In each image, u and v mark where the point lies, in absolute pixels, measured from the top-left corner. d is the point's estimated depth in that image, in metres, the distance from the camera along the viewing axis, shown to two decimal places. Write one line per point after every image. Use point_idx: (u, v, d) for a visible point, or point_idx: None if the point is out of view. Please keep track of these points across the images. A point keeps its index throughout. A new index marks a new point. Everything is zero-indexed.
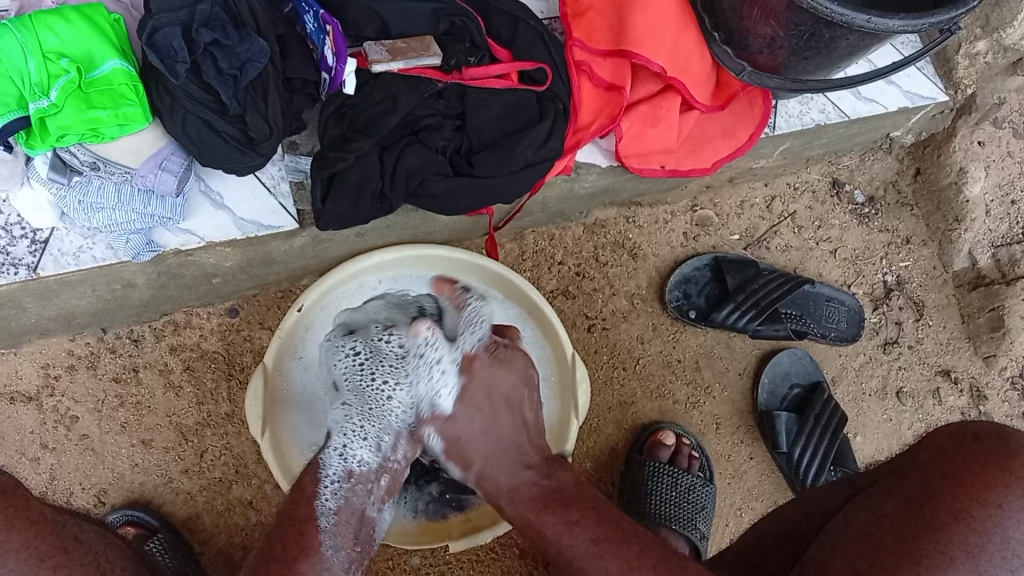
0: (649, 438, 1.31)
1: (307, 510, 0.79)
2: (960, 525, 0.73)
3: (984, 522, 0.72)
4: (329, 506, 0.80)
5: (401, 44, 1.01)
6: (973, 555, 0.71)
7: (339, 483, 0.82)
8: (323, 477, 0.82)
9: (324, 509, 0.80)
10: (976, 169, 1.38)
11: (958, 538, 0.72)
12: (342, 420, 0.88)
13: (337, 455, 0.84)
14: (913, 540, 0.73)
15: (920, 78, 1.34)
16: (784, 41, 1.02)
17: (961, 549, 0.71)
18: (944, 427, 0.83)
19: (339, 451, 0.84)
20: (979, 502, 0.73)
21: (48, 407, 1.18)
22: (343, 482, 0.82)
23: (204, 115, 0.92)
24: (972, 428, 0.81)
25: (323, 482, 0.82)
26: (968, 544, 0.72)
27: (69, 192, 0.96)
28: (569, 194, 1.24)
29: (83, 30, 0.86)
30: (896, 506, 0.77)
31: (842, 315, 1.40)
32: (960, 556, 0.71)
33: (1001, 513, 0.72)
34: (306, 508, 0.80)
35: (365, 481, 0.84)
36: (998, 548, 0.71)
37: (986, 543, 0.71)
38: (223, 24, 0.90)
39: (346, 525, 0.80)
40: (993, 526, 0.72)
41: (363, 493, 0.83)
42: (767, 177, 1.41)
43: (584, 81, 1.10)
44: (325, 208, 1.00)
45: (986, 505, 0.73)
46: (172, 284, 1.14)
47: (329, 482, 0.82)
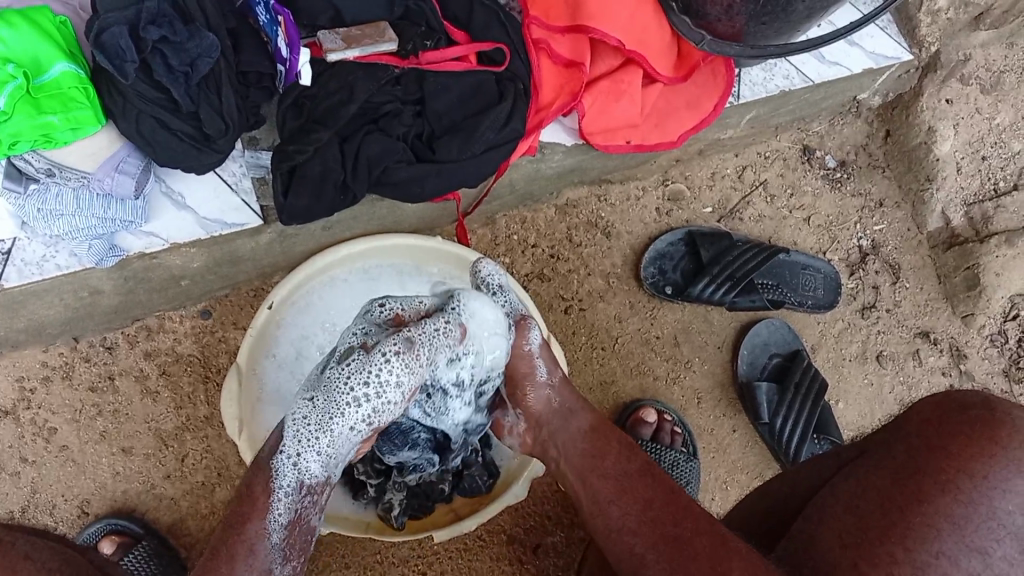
0: (631, 416, 1.31)
1: (258, 527, 0.79)
2: (947, 496, 0.71)
3: (971, 494, 0.71)
4: (281, 522, 0.81)
5: (355, 32, 1.00)
6: (960, 527, 0.69)
7: (293, 496, 0.82)
8: (276, 489, 0.81)
9: (276, 525, 0.80)
10: (946, 127, 1.38)
11: (945, 510, 0.70)
12: (297, 419, 0.83)
13: (291, 464, 0.82)
14: (901, 514, 0.71)
15: (883, 38, 1.33)
16: (741, 8, 1.01)
17: (947, 521, 0.70)
18: (932, 397, 0.80)
19: (296, 459, 0.82)
20: (965, 473, 0.71)
21: (25, 420, 1.17)
22: (294, 494, 0.82)
23: (158, 114, 0.91)
24: (957, 399, 0.78)
25: (276, 494, 0.81)
26: (953, 516, 0.70)
27: (27, 201, 0.95)
28: (536, 175, 1.23)
29: (28, 34, 0.84)
30: (883, 479, 0.75)
31: (819, 282, 1.40)
32: (947, 528, 0.69)
33: (986, 484, 0.71)
34: (257, 525, 0.79)
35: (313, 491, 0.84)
36: (984, 519, 0.70)
37: (971, 514, 0.70)
38: (170, 20, 0.88)
39: (292, 543, 0.82)
40: (979, 498, 0.70)
41: (311, 503, 0.84)
42: (737, 148, 1.41)
43: (543, 59, 1.09)
44: (287, 202, 0.99)
45: (973, 478, 0.71)
46: (141, 288, 1.13)
47: (282, 496, 0.81)
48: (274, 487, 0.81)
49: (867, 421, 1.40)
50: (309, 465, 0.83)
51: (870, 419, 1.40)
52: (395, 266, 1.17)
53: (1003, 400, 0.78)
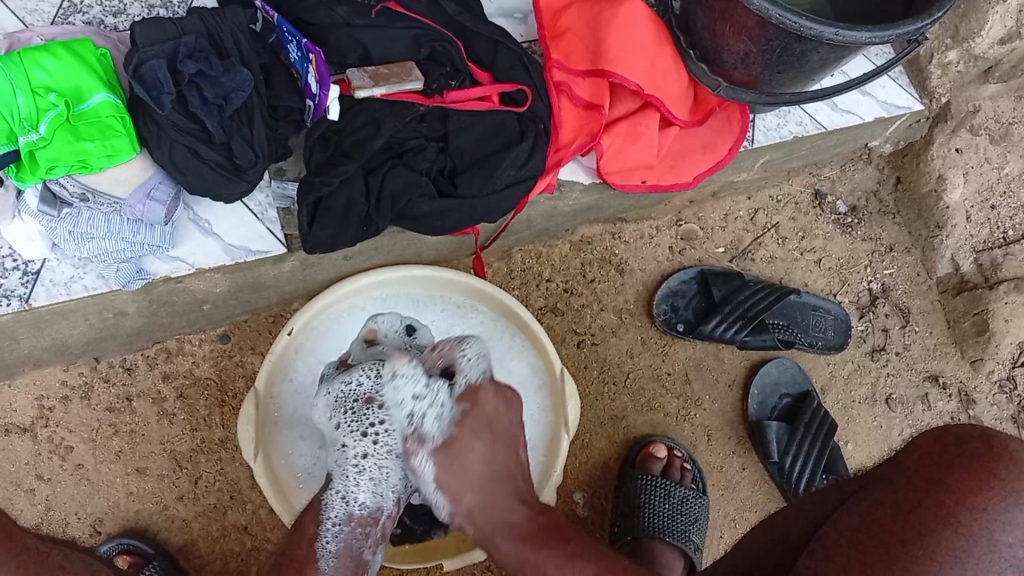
0: (641, 450, 1.32)
1: (307, 552, 0.91)
2: (947, 529, 0.72)
3: (971, 526, 0.72)
4: (329, 548, 0.92)
5: (383, 70, 1.03)
6: (962, 559, 0.71)
7: (340, 527, 0.93)
8: (324, 520, 0.93)
9: (326, 551, 0.92)
10: (955, 176, 1.40)
11: (947, 543, 0.71)
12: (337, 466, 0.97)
13: (340, 498, 0.94)
14: (902, 547, 0.72)
15: (895, 88, 1.36)
16: (757, 57, 1.04)
17: (949, 554, 0.71)
18: (930, 430, 0.82)
19: (342, 494, 0.94)
20: (965, 505, 0.73)
21: (43, 438, 1.19)
22: (343, 525, 0.93)
23: (191, 144, 0.94)
24: (956, 432, 0.80)
25: (325, 524, 0.93)
26: (957, 549, 0.71)
27: (59, 223, 0.97)
28: (553, 212, 1.26)
29: (72, 65, 0.88)
30: (885, 513, 0.76)
31: (829, 324, 1.41)
32: (949, 561, 0.71)
33: (986, 516, 0.72)
34: (306, 551, 0.91)
35: (364, 522, 0.95)
36: (985, 551, 0.71)
37: (973, 547, 0.71)
38: (207, 55, 0.92)
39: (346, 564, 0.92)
40: (980, 530, 0.72)
41: (364, 533, 0.94)
42: (749, 191, 1.43)
43: (564, 100, 1.12)
44: (311, 232, 1.02)
45: (972, 510, 0.72)
46: (163, 312, 1.15)
47: (330, 525, 0.93)
48: (323, 520, 0.93)
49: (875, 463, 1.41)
50: (356, 495, 0.94)
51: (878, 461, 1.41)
52: (412, 296, 1.19)
53: (1000, 432, 0.80)
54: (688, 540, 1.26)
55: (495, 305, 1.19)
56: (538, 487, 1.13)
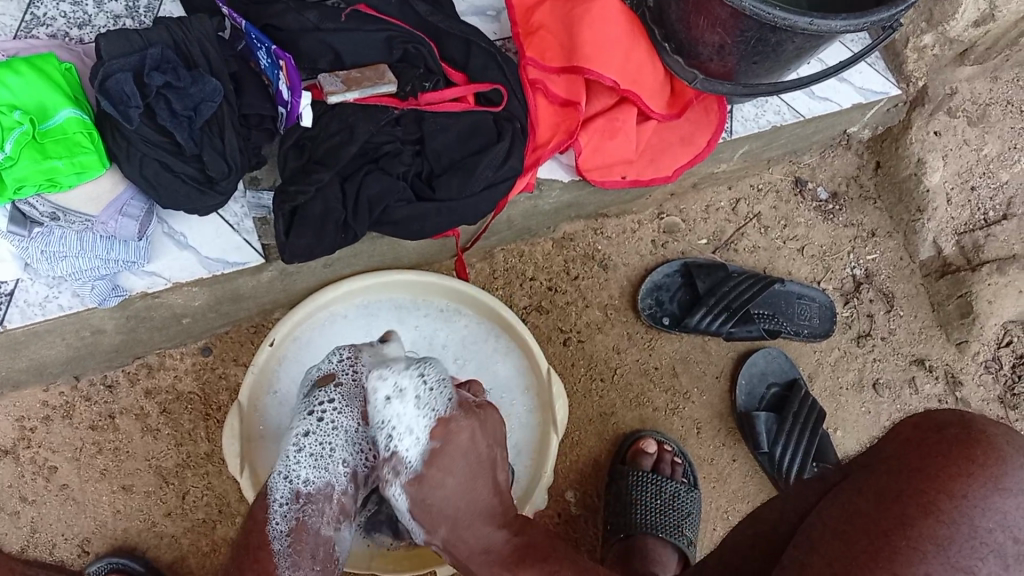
0: (631, 446, 1.31)
1: (261, 537, 0.87)
2: (930, 518, 0.66)
3: (953, 513, 0.66)
4: (280, 529, 0.88)
5: (355, 74, 1.01)
6: (944, 548, 0.64)
7: (288, 505, 0.89)
8: (271, 502, 0.89)
9: (276, 532, 0.87)
10: (935, 159, 1.40)
11: None
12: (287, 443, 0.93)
13: (283, 478, 0.90)
14: (885, 538, 0.67)
15: (871, 73, 1.36)
16: (732, 48, 1.03)
17: (931, 542, 0.65)
18: (911, 419, 0.78)
19: (286, 474, 0.90)
20: None
21: (25, 459, 1.17)
22: (291, 503, 0.89)
23: (162, 157, 0.92)
24: (934, 417, 0.77)
25: (272, 506, 0.89)
26: (939, 537, 0.65)
27: (30, 243, 0.95)
28: (534, 210, 1.25)
29: (34, 81, 0.86)
30: None
31: (814, 311, 1.41)
32: None
33: None
34: (258, 534, 0.87)
35: (315, 500, 0.89)
36: None
37: None
38: (174, 66, 0.90)
39: (301, 546, 0.87)
40: (961, 517, 0.65)
41: (317, 511, 0.89)
42: (730, 181, 1.43)
43: (540, 99, 1.11)
44: (288, 241, 1.00)
45: (952, 497, 0.67)
46: (142, 327, 1.13)
47: (277, 507, 0.89)
48: (270, 501, 0.89)
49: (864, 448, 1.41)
50: (298, 473, 0.89)
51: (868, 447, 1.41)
52: (394, 302, 1.18)
53: (981, 415, 0.77)
54: (681, 535, 1.27)
55: (481, 310, 1.17)
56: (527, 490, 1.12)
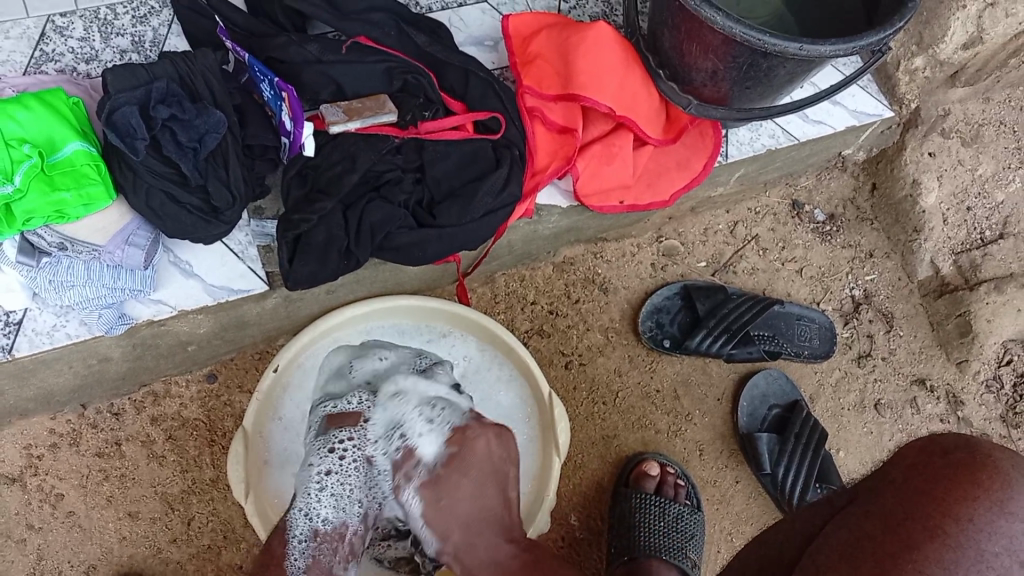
0: (634, 469, 1.32)
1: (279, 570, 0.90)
2: (935, 542, 0.69)
3: (959, 538, 0.68)
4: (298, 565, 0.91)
5: (356, 104, 1.04)
6: (952, 571, 0.67)
7: (306, 543, 0.92)
8: (290, 538, 0.92)
9: (294, 568, 0.91)
10: (929, 180, 1.42)
11: (935, 555, 0.68)
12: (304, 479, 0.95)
13: (303, 515, 0.93)
14: (891, 560, 0.69)
15: (865, 97, 1.38)
16: (725, 74, 1.05)
17: (938, 566, 0.67)
18: (914, 441, 0.81)
19: (305, 511, 0.93)
20: (952, 517, 0.70)
21: (32, 487, 1.18)
22: (309, 541, 0.93)
23: (167, 188, 0.94)
24: (942, 443, 0.78)
25: (291, 543, 0.92)
26: (945, 561, 0.67)
27: (38, 272, 0.98)
28: (534, 235, 1.27)
29: (44, 115, 0.88)
30: (874, 527, 0.73)
31: (814, 332, 1.42)
32: (937, 573, 0.67)
33: (974, 527, 0.69)
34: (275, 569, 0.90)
35: (331, 539, 0.93)
36: (974, 562, 0.67)
37: (961, 557, 0.67)
38: (179, 99, 0.93)
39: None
40: (967, 540, 0.68)
41: (332, 549, 0.93)
42: (728, 204, 1.45)
43: (537, 125, 1.13)
44: (291, 269, 1.02)
45: (959, 521, 0.69)
46: (148, 354, 1.15)
47: (296, 543, 0.92)
48: (289, 537, 0.93)
49: (867, 469, 1.41)
50: (320, 510, 0.93)
51: (870, 467, 1.41)
52: (396, 326, 1.19)
53: (986, 441, 0.77)
54: (684, 557, 1.25)
55: (483, 336, 1.19)
56: (529, 514, 1.13)
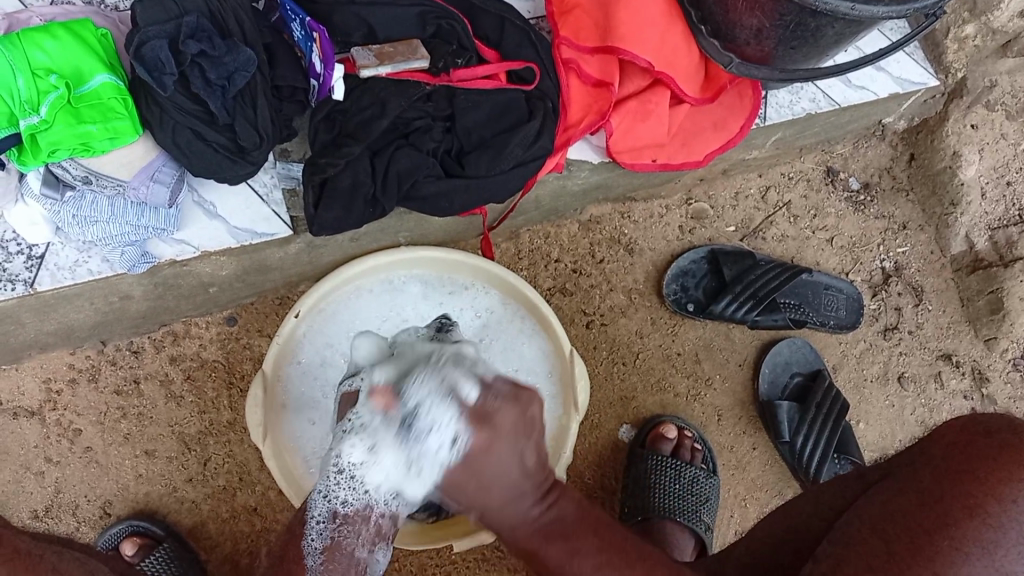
0: (650, 432, 1.31)
1: (296, 551, 0.82)
2: (974, 520, 0.67)
3: (1000, 518, 0.67)
4: (316, 546, 0.81)
5: (388, 48, 1.01)
6: (990, 551, 0.66)
7: (324, 526, 0.80)
8: (310, 519, 0.81)
9: (312, 549, 0.81)
10: (970, 152, 1.38)
11: (973, 534, 0.67)
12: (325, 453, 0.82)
13: (321, 496, 0.81)
14: (928, 537, 0.68)
15: (910, 64, 1.33)
16: (772, 32, 1.01)
17: (976, 545, 0.66)
18: (954, 421, 0.80)
19: (324, 493, 0.80)
20: (994, 496, 0.68)
21: (51, 421, 1.18)
22: (328, 522, 0.80)
23: (194, 126, 0.92)
24: (983, 423, 0.77)
25: (310, 524, 0.82)
26: (985, 540, 0.66)
27: (62, 207, 0.96)
28: (562, 191, 1.25)
29: (71, 46, 0.87)
30: (910, 503, 0.72)
31: (841, 303, 1.40)
32: (975, 552, 0.66)
33: (1015, 508, 0.68)
34: (295, 549, 0.82)
35: (353, 522, 0.80)
36: (1015, 544, 0.66)
37: (1002, 539, 0.66)
38: (209, 35, 0.90)
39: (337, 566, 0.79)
40: (1008, 522, 0.67)
41: (355, 533, 0.80)
42: (761, 168, 1.41)
43: (572, 78, 1.10)
44: (317, 215, 1.00)
45: (1001, 501, 0.68)
46: (170, 294, 1.14)
47: (315, 523, 0.82)
48: (309, 518, 0.82)
49: (886, 442, 1.40)
50: (337, 492, 0.80)
51: (889, 441, 1.40)
52: (421, 277, 1.18)
53: None
54: (699, 521, 1.26)
55: (506, 290, 1.18)
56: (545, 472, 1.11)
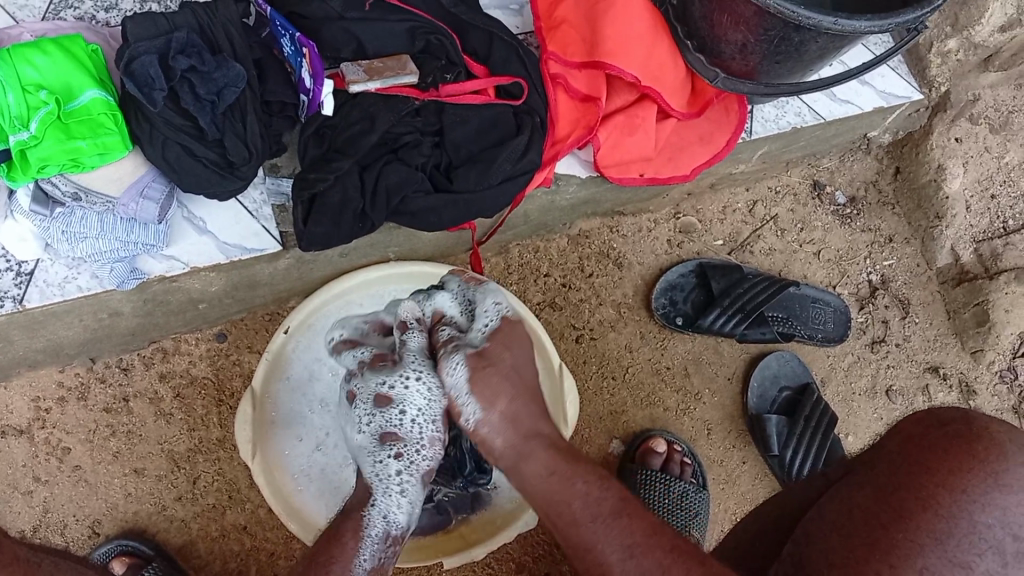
0: (641, 445, 1.32)
1: (344, 568, 0.83)
2: (928, 512, 0.70)
3: (951, 508, 0.69)
4: (365, 567, 0.85)
5: (377, 64, 1.01)
6: (943, 542, 0.68)
7: (379, 546, 0.87)
8: (365, 536, 0.87)
9: (360, 569, 0.85)
10: (955, 165, 1.40)
11: (926, 525, 0.69)
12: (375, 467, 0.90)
13: (380, 516, 0.88)
14: (884, 530, 0.70)
15: (894, 78, 1.35)
16: (755, 47, 1.03)
17: (928, 536, 0.68)
18: (911, 416, 0.81)
19: (383, 513, 0.89)
20: (946, 488, 0.71)
21: (40, 440, 1.17)
22: (381, 542, 0.88)
23: (183, 141, 0.93)
24: (937, 415, 0.79)
25: (365, 541, 0.86)
26: (937, 531, 0.68)
27: (52, 223, 0.96)
28: (551, 206, 1.25)
29: (62, 62, 0.87)
30: (867, 498, 0.74)
31: (828, 316, 1.40)
32: (928, 543, 0.68)
33: (966, 498, 0.70)
34: (341, 567, 0.83)
35: (393, 541, 0.89)
36: (967, 533, 0.68)
37: (953, 529, 0.68)
38: (199, 50, 0.91)
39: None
40: (960, 511, 0.69)
41: (392, 552, 0.89)
42: (748, 182, 1.43)
43: (560, 93, 1.12)
44: (306, 230, 1.01)
45: (953, 492, 0.70)
46: (159, 311, 1.14)
47: (369, 543, 0.86)
48: (362, 535, 0.87)
49: None
50: (393, 514, 0.89)
51: None
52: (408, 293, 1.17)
53: (982, 414, 0.78)
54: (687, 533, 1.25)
55: None
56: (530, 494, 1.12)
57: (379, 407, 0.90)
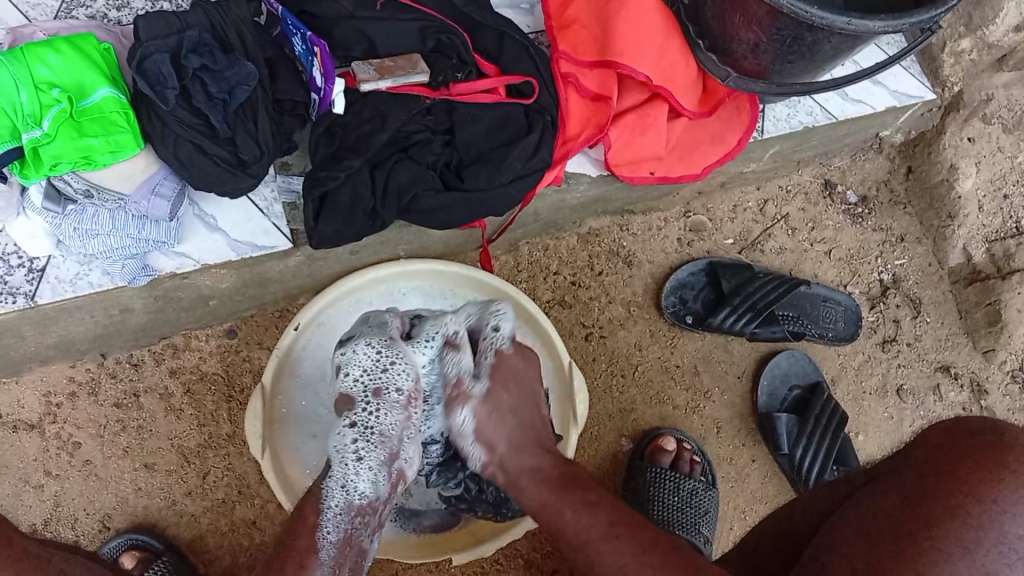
0: (650, 444, 1.31)
1: (307, 542, 0.86)
2: (956, 521, 0.70)
3: (981, 518, 0.70)
4: (330, 539, 0.87)
5: (388, 63, 1.01)
6: (971, 551, 0.68)
7: (342, 517, 0.89)
8: (324, 509, 0.89)
9: (326, 541, 0.87)
10: (967, 165, 1.39)
11: (955, 534, 0.69)
12: (341, 448, 0.93)
13: (340, 488, 0.91)
14: (911, 538, 0.71)
15: (907, 77, 1.35)
16: (768, 46, 1.02)
17: (957, 545, 0.69)
18: (940, 425, 0.82)
19: (342, 483, 0.91)
20: (975, 497, 0.71)
21: (51, 434, 1.18)
22: (344, 514, 0.90)
23: (195, 139, 0.93)
24: (966, 425, 0.79)
25: (325, 513, 0.89)
26: (965, 540, 0.69)
27: (64, 219, 0.97)
28: (561, 204, 1.25)
29: (73, 60, 0.87)
30: (893, 504, 0.74)
31: (839, 315, 1.40)
32: (956, 552, 0.68)
33: (995, 508, 0.70)
34: (306, 539, 0.86)
35: (362, 512, 0.91)
36: (995, 543, 0.69)
37: (983, 539, 0.69)
38: (212, 49, 0.91)
39: (347, 556, 0.88)
40: (989, 521, 0.70)
41: (362, 523, 0.91)
42: (759, 181, 1.42)
43: (572, 93, 1.11)
44: (317, 228, 1.01)
45: (981, 502, 0.71)
46: (170, 307, 1.15)
47: (331, 515, 0.89)
48: (322, 508, 0.89)
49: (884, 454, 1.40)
50: (355, 485, 0.91)
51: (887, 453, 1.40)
52: (422, 289, 1.18)
53: (1010, 424, 0.78)
54: (698, 532, 1.25)
55: None
56: None
57: (374, 399, 0.95)
